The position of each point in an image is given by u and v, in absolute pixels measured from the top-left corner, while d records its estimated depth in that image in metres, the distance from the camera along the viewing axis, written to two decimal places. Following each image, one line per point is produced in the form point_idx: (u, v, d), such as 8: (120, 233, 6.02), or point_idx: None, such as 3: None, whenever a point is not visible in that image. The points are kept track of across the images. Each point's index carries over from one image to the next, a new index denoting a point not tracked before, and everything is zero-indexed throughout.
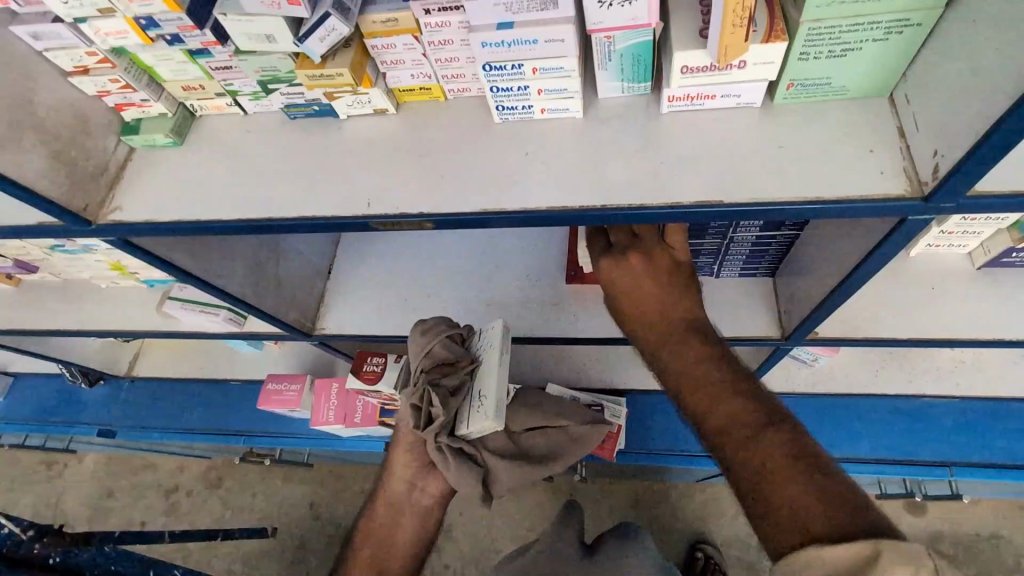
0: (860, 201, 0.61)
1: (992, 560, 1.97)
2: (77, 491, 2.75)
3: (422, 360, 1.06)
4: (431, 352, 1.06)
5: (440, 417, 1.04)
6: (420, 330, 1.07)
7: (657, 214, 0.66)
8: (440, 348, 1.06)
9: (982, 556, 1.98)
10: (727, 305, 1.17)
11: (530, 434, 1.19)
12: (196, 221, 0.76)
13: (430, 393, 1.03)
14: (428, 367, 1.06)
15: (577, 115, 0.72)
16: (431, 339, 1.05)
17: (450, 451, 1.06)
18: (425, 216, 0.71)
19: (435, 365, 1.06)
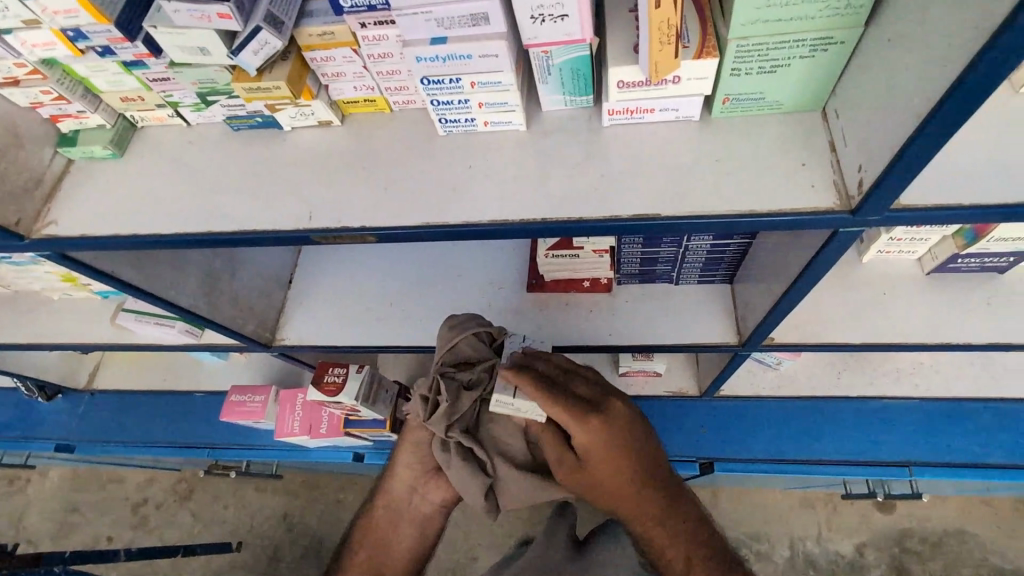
0: (792, 214, 0.62)
1: (957, 555, 2.02)
2: (40, 506, 2.67)
3: (444, 354, 0.99)
4: (455, 344, 0.99)
5: (452, 411, 0.97)
6: (448, 324, 1.00)
7: (596, 227, 0.67)
8: (464, 345, 0.99)
9: (947, 551, 2.03)
10: (687, 311, 1.19)
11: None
12: (134, 235, 0.75)
13: (441, 383, 0.97)
14: (449, 362, 1.00)
15: (521, 127, 0.73)
16: (457, 334, 0.99)
17: (456, 450, 0.98)
18: (367, 229, 0.70)
19: (454, 360, 1.00)
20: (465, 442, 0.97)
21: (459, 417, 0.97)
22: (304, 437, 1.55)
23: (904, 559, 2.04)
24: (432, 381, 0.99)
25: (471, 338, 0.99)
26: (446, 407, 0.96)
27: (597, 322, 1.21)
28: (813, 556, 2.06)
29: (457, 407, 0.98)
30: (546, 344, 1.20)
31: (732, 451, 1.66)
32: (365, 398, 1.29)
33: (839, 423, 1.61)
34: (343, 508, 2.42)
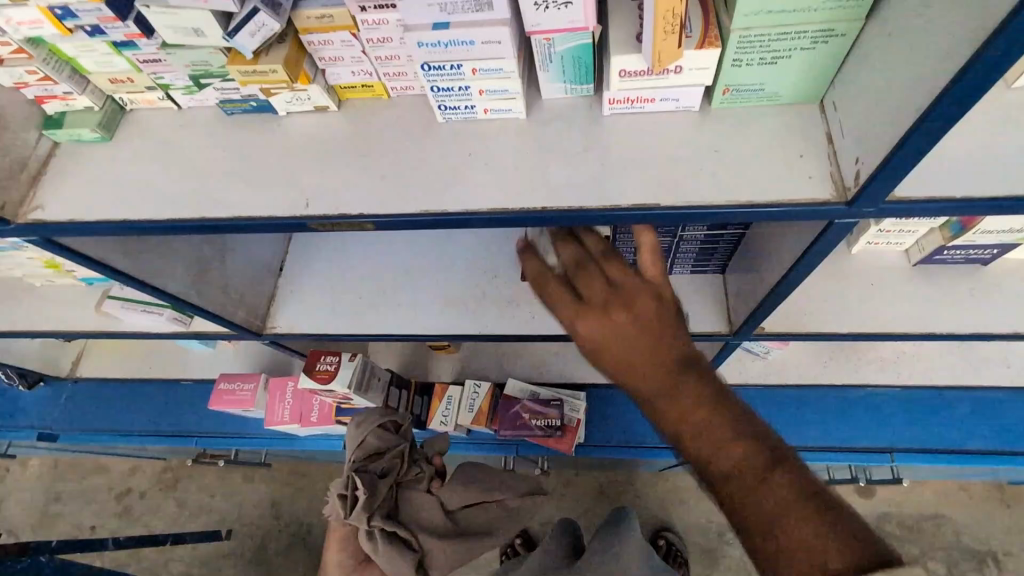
0: (789, 205, 0.63)
1: (932, 537, 2.09)
2: (21, 496, 2.62)
3: (354, 448, 1.05)
4: (362, 438, 1.05)
5: (369, 501, 0.99)
6: (353, 421, 1.06)
7: (596, 216, 0.67)
8: (372, 436, 1.05)
9: (924, 533, 2.10)
10: (680, 301, 1.19)
11: (469, 511, 1.09)
12: (124, 221, 0.73)
13: (355, 477, 1.00)
14: (359, 456, 1.04)
15: (521, 116, 0.72)
16: (362, 429, 1.05)
17: (381, 538, 0.99)
18: (365, 216, 0.69)
19: (365, 448, 1.05)
20: (388, 527, 1.00)
21: (377, 505, 1.00)
22: (295, 425, 1.55)
23: None
24: (347, 474, 1.02)
25: (376, 431, 1.06)
26: (363, 498, 0.98)
27: None
28: None
29: (376, 494, 1.01)
30: (540, 333, 1.21)
31: None
32: (358, 387, 1.28)
33: (824, 411, 1.65)
34: None
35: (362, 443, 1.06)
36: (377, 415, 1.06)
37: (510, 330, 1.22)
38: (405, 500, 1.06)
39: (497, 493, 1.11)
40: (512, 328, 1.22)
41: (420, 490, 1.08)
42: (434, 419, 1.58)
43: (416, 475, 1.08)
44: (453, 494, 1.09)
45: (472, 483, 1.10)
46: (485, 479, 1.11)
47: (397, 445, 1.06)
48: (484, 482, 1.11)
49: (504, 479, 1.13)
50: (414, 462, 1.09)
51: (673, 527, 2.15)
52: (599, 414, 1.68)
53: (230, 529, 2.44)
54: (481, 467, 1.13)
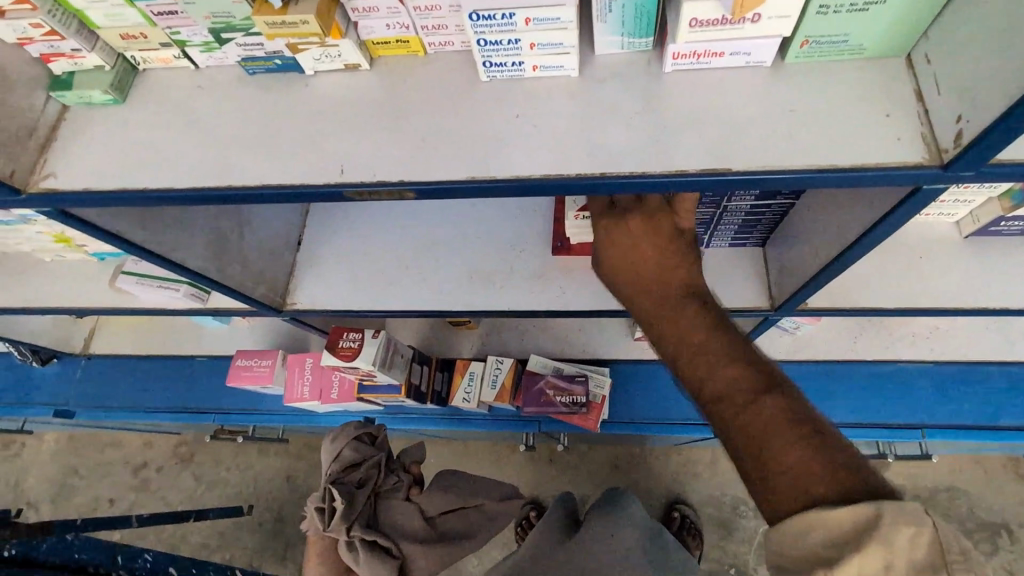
0: (876, 168, 0.57)
1: (948, 509, 2.08)
2: (39, 469, 2.64)
3: (333, 462, 1.12)
4: (341, 452, 1.13)
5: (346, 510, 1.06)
6: (331, 436, 1.16)
7: (661, 181, 0.61)
8: (349, 450, 1.13)
9: (939, 506, 2.08)
10: (719, 275, 1.14)
11: (445, 517, 1.18)
12: (145, 190, 0.68)
13: (333, 490, 1.07)
14: (337, 470, 1.12)
15: (572, 74, 0.66)
16: (340, 443, 1.14)
17: (361, 546, 1.06)
18: (404, 183, 0.64)
19: (343, 461, 1.12)
20: (367, 536, 1.06)
21: (356, 517, 1.07)
22: (315, 402, 1.53)
23: None
24: (326, 488, 1.09)
25: (353, 447, 1.14)
26: (342, 509, 1.06)
27: None
28: None
29: (354, 506, 1.08)
30: (571, 309, 1.16)
31: None
32: (382, 364, 1.25)
33: (852, 386, 1.61)
34: None
35: (339, 458, 1.13)
36: (353, 430, 1.14)
37: (540, 306, 1.17)
38: (383, 511, 1.13)
39: (472, 499, 1.20)
40: (542, 303, 1.17)
41: (398, 499, 1.15)
42: (457, 396, 1.56)
43: (393, 485, 1.15)
44: (431, 500, 1.17)
45: (448, 489, 1.19)
46: (464, 486, 1.21)
47: (373, 456, 1.14)
48: (463, 489, 1.20)
49: (478, 486, 1.22)
50: (391, 472, 1.17)
51: (689, 500, 2.15)
52: (621, 390, 1.65)
53: (247, 502, 2.46)
54: (457, 475, 1.22)
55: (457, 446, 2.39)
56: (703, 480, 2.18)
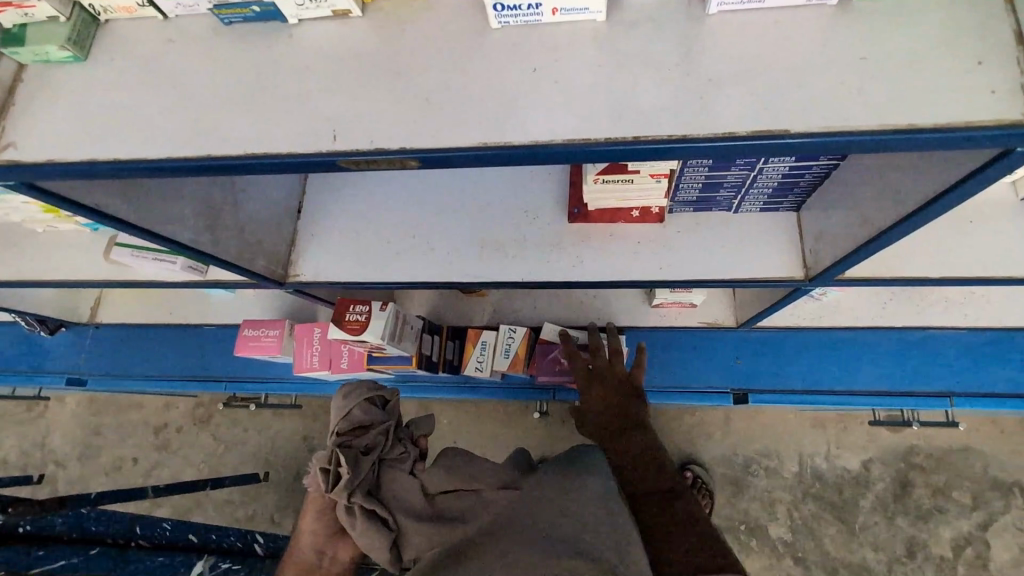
0: (967, 128, 0.48)
1: (964, 469, 2.04)
2: (64, 429, 2.70)
3: (341, 420, 0.93)
4: (345, 407, 0.94)
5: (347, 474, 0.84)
6: (341, 394, 0.97)
7: (703, 146, 0.52)
8: (359, 408, 0.94)
9: (955, 466, 2.04)
10: (749, 242, 1.06)
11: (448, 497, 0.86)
12: (115, 161, 0.60)
13: (336, 451, 0.86)
14: (343, 431, 0.92)
15: (599, 18, 0.56)
16: (349, 400, 0.94)
17: (359, 515, 0.83)
18: (406, 151, 0.55)
19: (350, 420, 0.92)
20: (366, 504, 0.83)
21: (355, 478, 0.85)
22: (325, 371, 1.50)
23: (910, 473, 2.06)
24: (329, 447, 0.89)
25: (363, 405, 0.94)
26: (343, 472, 0.85)
27: (645, 256, 1.08)
28: (822, 472, 2.10)
29: (357, 472, 0.86)
30: (589, 279, 1.09)
31: (767, 383, 1.59)
32: (392, 337, 1.20)
33: (877, 352, 1.55)
34: None
35: (347, 417, 0.93)
36: (366, 388, 0.96)
37: (554, 276, 1.10)
38: (386, 479, 0.89)
39: (479, 482, 0.86)
40: (557, 274, 1.10)
41: (402, 472, 0.90)
42: (469, 364, 1.51)
43: (400, 455, 0.92)
44: (434, 476, 0.89)
45: (455, 465, 0.88)
46: (470, 465, 0.88)
47: (382, 421, 0.93)
48: (469, 469, 0.87)
49: (488, 466, 0.88)
50: (399, 441, 0.93)
51: (700, 460, 2.15)
52: (642, 357, 1.62)
53: (264, 462, 2.50)
54: (466, 451, 0.91)
55: (469, 407, 2.38)
56: (716, 440, 2.16)
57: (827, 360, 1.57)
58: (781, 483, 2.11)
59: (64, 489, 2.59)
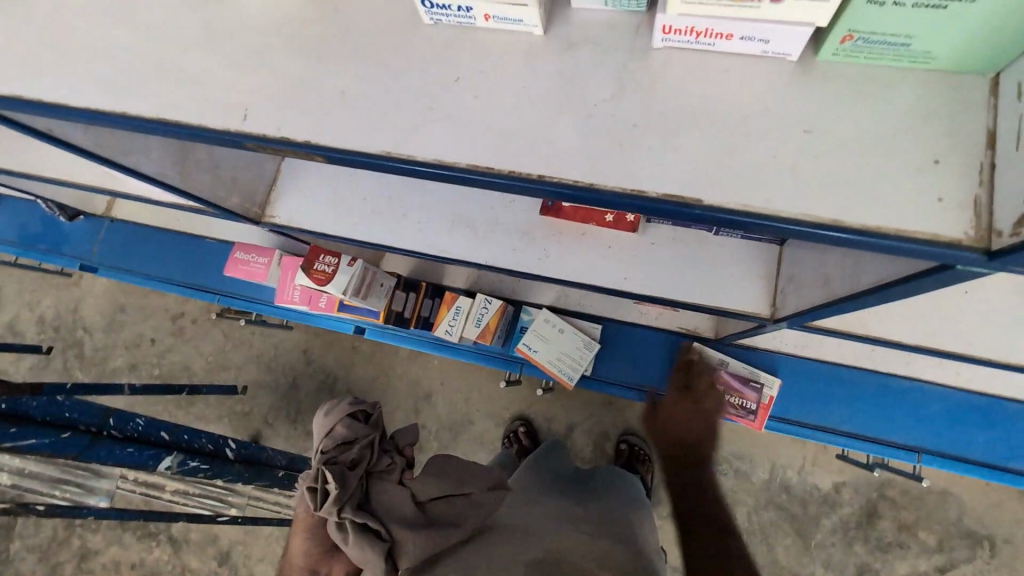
0: (893, 237, 0.42)
1: (935, 511, 2.00)
2: (92, 300, 2.86)
3: (325, 436, 0.90)
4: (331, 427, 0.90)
5: (334, 491, 0.80)
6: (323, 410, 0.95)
7: (609, 199, 0.48)
8: (342, 425, 0.89)
9: (926, 506, 2.01)
10: (721, 270, 1.02)
11: (440, 503, 0.89)
12: (42, 103, 0.58)
13: (325, 468, 0.82)
14: (327, 449, 0.89)
15: (535, 31, 0.51)
16: (331, 417, 0.92)
17: (351, 531, 0.79)
18: (311, 147, 0.53)
19: (336, 433, 0.90)
20: (360, 519, 0.80)
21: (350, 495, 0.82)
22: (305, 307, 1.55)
23: (878, 504, 2.03)
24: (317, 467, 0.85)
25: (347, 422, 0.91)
26: (332, 487, 0.81)
27: (612, 263, 1.05)
28: (792, 485, 2.08)
29: (347, 487, 0.83)
30: (552, 274, 1.07)
31: None
32: (355, 292, 1.22)
33: (857, 393, 1.50)
34: (356, 355, 2.58)
35: (330, 433, 0.90)
36: (348, 403, 0.93)
37: (519, 266, 1.08)
38: (377, 493, 0.87)
39: (469, 485, 0.92)
40: (522, 264, 1.08)
41: (392, 483, 0.89)
42: (440, 326, 1.53)
43: (386, 467, 0.90)
44: (425, 483, 0.90)
45: (446, 472, 0.91)
46: (456, 468, 0.93)
47: (367, 435, 0.90)
48: (455, 471, 0.92)
49: (472, 469, 0.94)
50: (385, 453, 0.92)
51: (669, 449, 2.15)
52: (611, 347, 1.58)
53: (263, 366, 2.65)
54: (452, 457, 0.95)
55: None
56: None
57: (803, 388, 1.53)
58: (747, 487, 2.11)
59: (86, 355, 2.80)
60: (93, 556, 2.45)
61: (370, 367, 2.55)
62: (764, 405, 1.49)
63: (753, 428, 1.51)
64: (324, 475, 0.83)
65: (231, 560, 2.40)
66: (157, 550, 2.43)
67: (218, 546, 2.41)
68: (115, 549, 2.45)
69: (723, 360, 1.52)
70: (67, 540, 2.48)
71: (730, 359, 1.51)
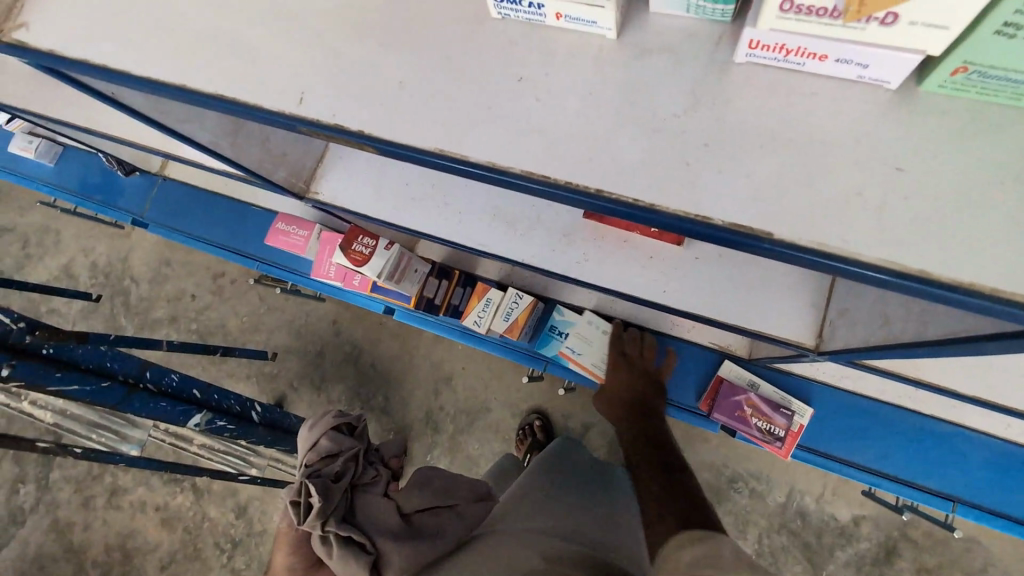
0: (981, 297, 0.39)
1: (961, 560, 1.90)
2: (142, 251, 2.98)
3: (309, 452, 0.94)
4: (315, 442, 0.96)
5: (317, 502, 0.82)
6: (309, 425, 1.01)
7: (669, 222, 0.45)
8: (325, 438, 0.93)
9: (951, 553, 1.91)
10: (768, 293, 0.97)
11: (426, 513, 0.90)
12: (106, 69, 0.58)
13: (309, 481, 0.85)
14: (312, 462, 0.93)
15: (609, 34, 0.48)
16: (318, 430, 0.97)
17: (336, 543, 0.81)
18: (364, 136, 0.52)
19: (321, 448, 0.94)
20: (343, 531, 0.82)
21: (334, 505, 0.84)
22: (338, 282, 1.58)
23: (899, 544, 1.95)
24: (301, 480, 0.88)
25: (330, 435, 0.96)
26: (315, 499, 0.83)
27: (653, 274, 1.01)
28: (809, 512, 2.02)
29: (331, 499, 0.84)
30: (590, 279, 1.04)
31: None
32: (390, 276, 1.22)
33: (895, 432, 1.44)
34: (383, 331, 2.62)
35: (315, 447, 0.94)
36: (332, 419, 0.98)
37: (557, 267, 1.05)
38: (361, 505, 0.89)
39: (452, 498, 0.95)
40: (561, 265, 1.06)
41: (376, 495, 0.91)
42: (469, 316, 1.52)
43: (370, 479, 0.93)
44: (410, 494, 0.92)
45: (429, 483, 0.94)
46: (440, 480, 0.96)
47: (351, 446, 0.94)
48: (439, 483, 0.95)
49: (456, 483, 0.98)
50: (369, 466, 0.96)
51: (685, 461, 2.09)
52: None
53: (294, 332, 2.72)
54: (434, 470, 0.98)
55: None
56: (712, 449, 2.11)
57: (838, 420, 1.46)
58: (762, 509, 2.04)
59: (131, 304, 2.93)
60: (122, 494, 2.59)
61: (395, 344, 2.59)
62: (792, 433, 1.43)
63: (778, 454, 1.45)
64: (308, 487, 0.85)
65: (247, 514, 2.49)
66: (181, 496, 2.55)
67: (236, 499, 2.51)
68: (142, 489, 2.58)
69: (754, 382, 1.47)
70: (100, 476, 2.62)
71: (761, 381, 1.46)
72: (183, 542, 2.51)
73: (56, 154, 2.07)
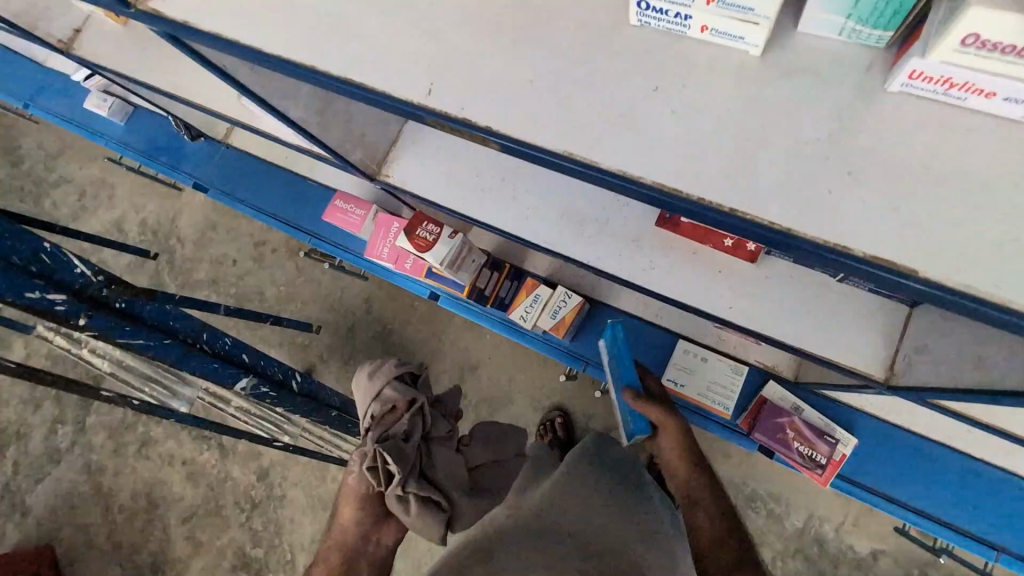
0: None
1: None
2: (189, 214, 3.05)
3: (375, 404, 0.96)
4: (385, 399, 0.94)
5: (398, 468, 0.85)
6: (369, 371, 1.01)
7: (805, 248, 0.45)
8: (391, 388, 0.95)
9: None
10: (838, 320, 0.95)
11: (481, 469, 1.04)
12: (234, 43, 0.60)
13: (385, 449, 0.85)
14: (377, 415, 0.94)
15: (753, 51, 0.47)
16: (381, 381, 0.97)
17: (416, 503, 0.85)
18: (491, 132, 0.52)
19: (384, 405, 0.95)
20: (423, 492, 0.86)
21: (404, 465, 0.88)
22: (390, 264, 1.62)
23: None
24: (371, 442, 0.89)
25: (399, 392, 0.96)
26: (394, 467, 0.84)
27: (720, 289, 1.00)
28: (827, 542, 1.98)
29: (406, 461, 0.87)
30: (654, 287, 1.03)
31: None
32: (450, 264, 1.24)
33: (940, 471, 1.40)
34: (414, 313, 2.65)
35: (379, 397, 0.96)
36: (395, 367, 0.98)
37: (621, 272, 1.05)
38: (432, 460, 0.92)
39: (504, 454, 1.09)
40: (624, 271, 1.05)
41: (445, 449, 0.96)
42: (516, 311, 1.52)
43: (441, 431, 0.96)
44: (474, 450, 1.04)
45: (490, 439, 1.07)
46: (496, 437, 1.08)
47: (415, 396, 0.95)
48: (496, 441, 1.08)
49: (510, 439, 1.11)
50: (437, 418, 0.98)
51: None
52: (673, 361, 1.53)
53: (328, 306, 2.76)
54: (494, 427, 1.10)
55: None
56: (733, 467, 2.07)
57: (880, 453, 1.43)
58: (779, 533, 2.01)
59: (175, 263, 3.01)
60: (152, 445, 2.67)
61: (425, 328, 2.62)
62: (834, 462, 1.39)
63: (817, 481, 1.41)
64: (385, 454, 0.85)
65: (268, 478, 2.56)
66: (207, 453, 2.62)
67: (259, 462, 2.58)
68: (171, 443, 2.67)
69: (799, 406, 1.44)
70: (133, 425, 2.71)
71: (806, 406, 1.43)
72: (205, 497, 2.59)
73: (126, 113, 2.14)
